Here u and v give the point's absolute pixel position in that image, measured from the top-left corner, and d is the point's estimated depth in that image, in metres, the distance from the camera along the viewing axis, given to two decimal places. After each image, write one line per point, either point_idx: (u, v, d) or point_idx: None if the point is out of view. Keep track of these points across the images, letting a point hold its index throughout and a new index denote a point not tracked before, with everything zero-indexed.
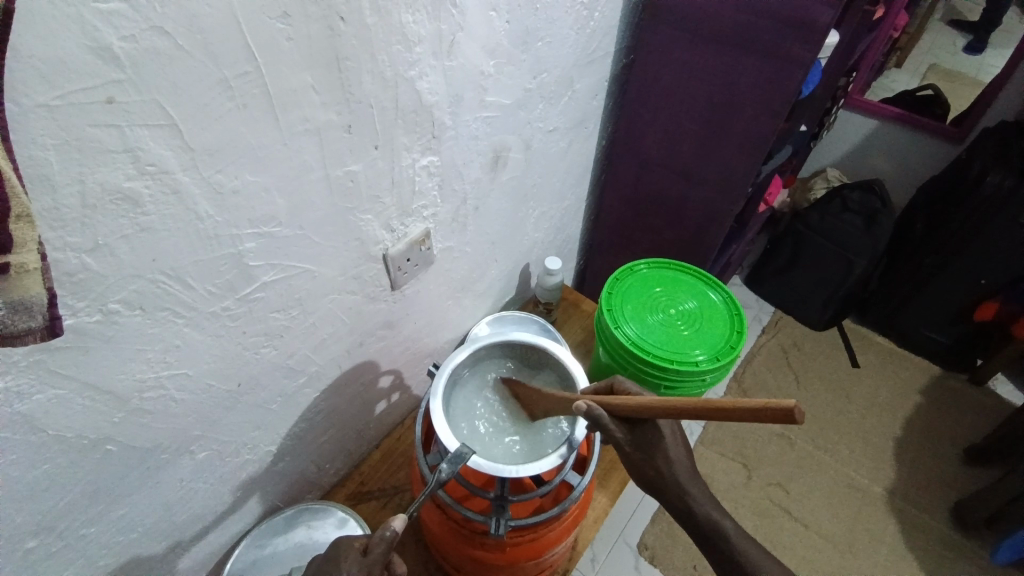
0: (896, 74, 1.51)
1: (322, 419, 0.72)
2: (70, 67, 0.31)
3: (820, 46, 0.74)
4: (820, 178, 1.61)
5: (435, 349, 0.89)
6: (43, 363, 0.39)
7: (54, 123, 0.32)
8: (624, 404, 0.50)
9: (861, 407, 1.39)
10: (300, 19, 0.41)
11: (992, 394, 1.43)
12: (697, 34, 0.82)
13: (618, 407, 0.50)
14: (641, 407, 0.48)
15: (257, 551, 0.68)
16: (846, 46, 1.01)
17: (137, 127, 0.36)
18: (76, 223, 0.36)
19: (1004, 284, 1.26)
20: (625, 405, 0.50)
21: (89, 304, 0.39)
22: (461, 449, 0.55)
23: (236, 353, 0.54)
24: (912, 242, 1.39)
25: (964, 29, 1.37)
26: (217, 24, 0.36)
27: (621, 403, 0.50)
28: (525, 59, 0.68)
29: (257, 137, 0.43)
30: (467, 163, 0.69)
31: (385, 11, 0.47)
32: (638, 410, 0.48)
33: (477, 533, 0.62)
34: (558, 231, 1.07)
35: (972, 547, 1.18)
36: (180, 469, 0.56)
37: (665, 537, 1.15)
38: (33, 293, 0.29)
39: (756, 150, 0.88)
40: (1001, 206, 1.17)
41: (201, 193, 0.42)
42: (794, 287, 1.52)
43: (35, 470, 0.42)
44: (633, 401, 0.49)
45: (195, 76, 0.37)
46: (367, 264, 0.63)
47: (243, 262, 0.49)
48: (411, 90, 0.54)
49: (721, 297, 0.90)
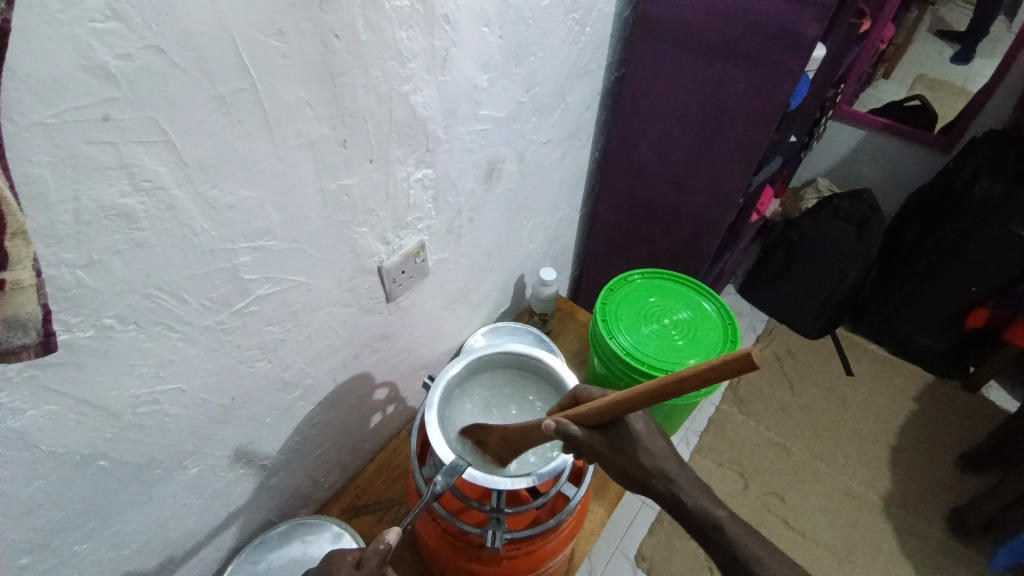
0: (884, 85, 1.53)
1: (317, 432, 0.72)
2: (66, 87, 0.32)
3: (808, 58, 0.75)
4: (811, 188, 1.63)
5: (430, 361, 0.89)
6: (37, 379, 0.39)
7: (50, 141, 0.32)
8: (587, 412, 0.50)
9: (856, 414, 1.39)
10: (294, 36, 0.42)
11: (985, 400, 1.44)
12: (687, 46, 0.83)
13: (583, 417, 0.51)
14: (602, 410, 0.49)
15: (251, 567, 0.67)
16: (834, 57, 1.02)
17: (132, 144, 0.36)
18: (70, 240, 0.36)
19: (995, 289, 1.27)
20: (589, 413, 0.50)
21: (83, 319, 0.39)
22: (456, 461, 0.55)
23: (231, 367, 0.54)
24: (903, 250, 1.40)
25: (951, 40, 1.39)
26: (212, 42, 0.37)
27: (585, 413, 0.51)
28: (519, 72, 0.69)
29: (251, 151, 0.44)
30: (462, 175, 0.70)
31: (378, 27, 0.48)
32: (602, 413, 0.49)
33: (473, 546, 0.61)
34: (553, 241, 1.07)
35: (969, 554, 1.18)
36: (175, 483, 0.56)
37: (662, 547, 1.14)
38: (29, 310, 0.30)
39: (747, 160, 0.89)
40: (993, 211, 1.17)
41: (196, 208, 0.42)
42: (788, 295, 1.52)
43: (27, 486, 0.42)
44: (593, 406, 0.50)
45: (193, 93, 0.38)
46: (362, 276, 0.63)
47: (237, 275, 0.49)
48: (405, 104, 0.55)
49: (715, 306, 0.90)
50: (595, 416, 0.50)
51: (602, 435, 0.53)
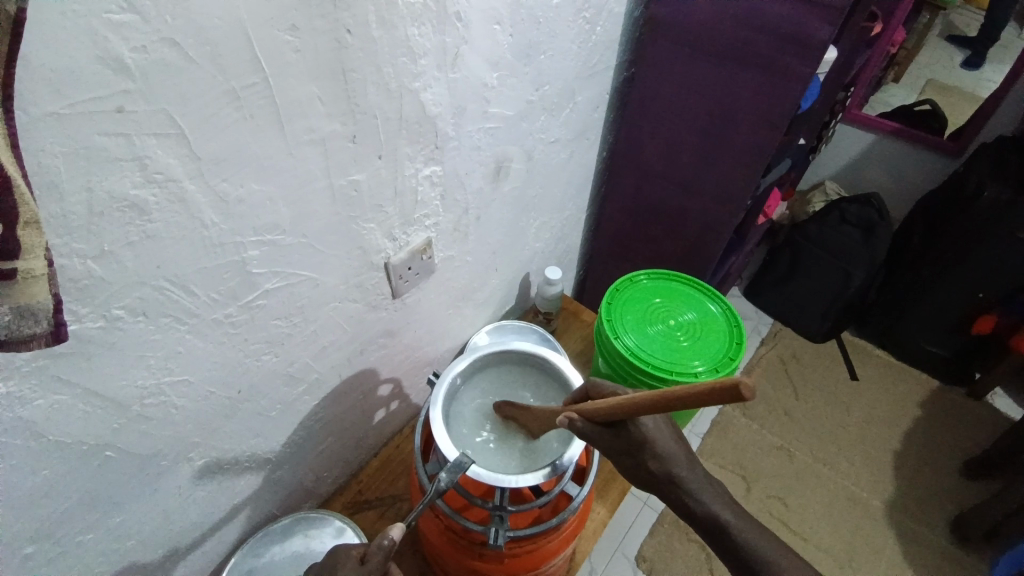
0: (894, 89, 1.50)
1: (321, 427, 0.72)
2: (81, 78, 0.32)
3: (818, 62, 0.75)
4: (818, 191, 1.62)
5: (435, 358, 0.90)
6: (46, 368, 0.39)
7: (64, 133, 0.33)
8: (596, 408, 0.51)
9: (859, 419, 1.39)
10: (307, 32, 0.42)
11: (991, 408, 1.43)
12: (697, 49, 0.83)
13: (592, 412, 0.51)
14: (610, 410, 0.49)
15: (254, 561, 0.67)
16: (844, 60, 1.02)
17: (145, 136, 0.36)
18: (81, 230, 0.36)
19: (1002, 296, 1.26)
20: (596, 411, 0.51)
21: (93, 310, 0.40)
22: (461, 458, 0.55)
23: (237, 361, 0.54)
24: (910, 256, 1.40)
25: (963, 45, 1.36)
26: (226, 36, 0.37)
27: (594, 409, 0.51)
28: (528, 71, 0.69)
29: (262, 146, 0.44)
30: (469, 173, 0.70)
31: (390, 25, 0.48)
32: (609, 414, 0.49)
33: (476, 544, 0.62)
34: (559, 241, 1.07)
35: (972, 562, 1.17)
36: (179, 476, 0.56)
37: (663, 549, 1.14)
38: (40, 300, 0.30)
39: (755, 163, 0.89)
40: (1000, 219, 1.17)
41: (206, 201, 0.42)
42: (793, 299, 1.52)
43: (34, 475, 0.42)
44: (602, 406, 0.50)
45: (205, 87, 0.38)
46: (368, 272, 0.63)
47: (246, 269, 0.49)
48: (415, 101, 0.55)
49: (720, 308, 0.90)
50: (603, 414, 0.50)
51: (607, 440, 0.52)
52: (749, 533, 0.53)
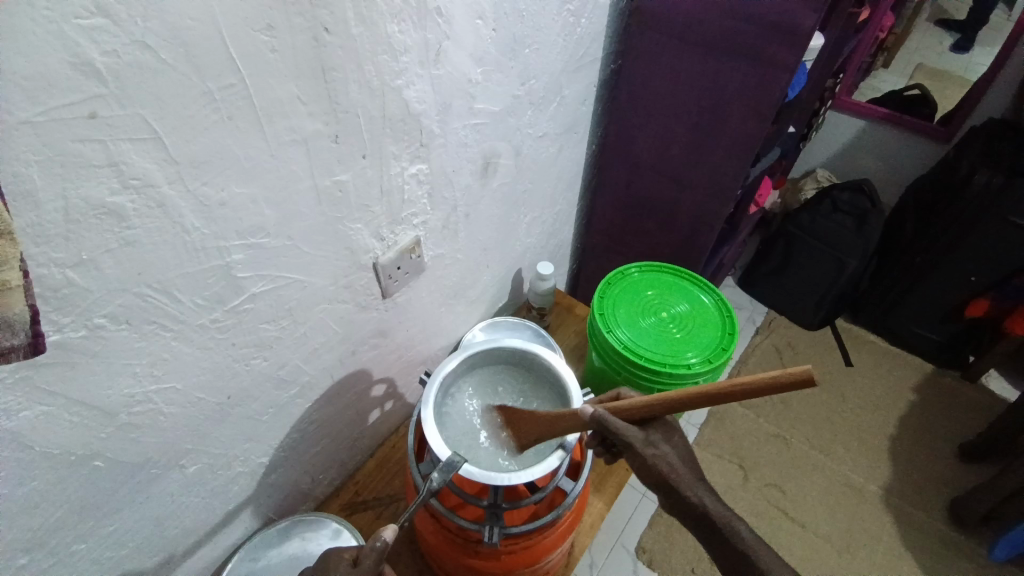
0: (883, 75, 1.52)
1: (315, 429, 0.72)
2: (53, 83, 0.31)
3: (804, 50, 0.74)
4: (810, 179, 1.62)
5: (429, 356, 0.89)
6: (30, 379, 0.38)
7: (37, 139, 0.32)
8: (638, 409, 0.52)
9: (855, 405, 1.39)
10: (285, 31, 0.41)
11: (986, 390, 1.44)
12: (684, 40, 0.82)
13: (630, 411, 0.52)
14: (652, 404, 0.50)
15: (251, 564, 0.67)
16: (833, 48, 1.01)
17: (121, 142, 0.36)
18: (59, 239, 0.36)
19: (996, 281, 1.27)
20: (637, 408, 0.52)
21: (74, 319, 0.39)
22: (453, 457, 0.55)
23: (226, 365, 0.54)
24: (901, 243, 1.40)
25: (952, 29, 1.39)
26: (201, 37, 0.37)
27: (630, 409, 0.52)
28: (513, 66, 0.69)
29: (243, 148, 0.43)
30: (456, 170, 0.69)
31: (370, 22, 0.47)
32: (648, 408, 0.51)
33: (472, 542, 0.61)
34: (550, 236, 1.07)
35: (969, 545, 1.18)
36: (171, 482, 0.55)
37: (663, 540, 1.15)
38: (15, 311, 0.30)
39: (744, 153, 0.89)
40: (992, 205, 1.17)
41: (187, 205, 0.42)
42: (787, 288, 1.53)
43: (23, 487, 0.42)
44: (642, 402, 0.51)
45: (182, 89, 0.37)
46: (358, 273, 0.63)
47: (231, 273, 0.49)
48: (399, 99, 0.55)
49: (713, 299, 0.90)
50: (648, 410, 0.51)
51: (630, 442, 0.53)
52: (745, 527, 0.53)
